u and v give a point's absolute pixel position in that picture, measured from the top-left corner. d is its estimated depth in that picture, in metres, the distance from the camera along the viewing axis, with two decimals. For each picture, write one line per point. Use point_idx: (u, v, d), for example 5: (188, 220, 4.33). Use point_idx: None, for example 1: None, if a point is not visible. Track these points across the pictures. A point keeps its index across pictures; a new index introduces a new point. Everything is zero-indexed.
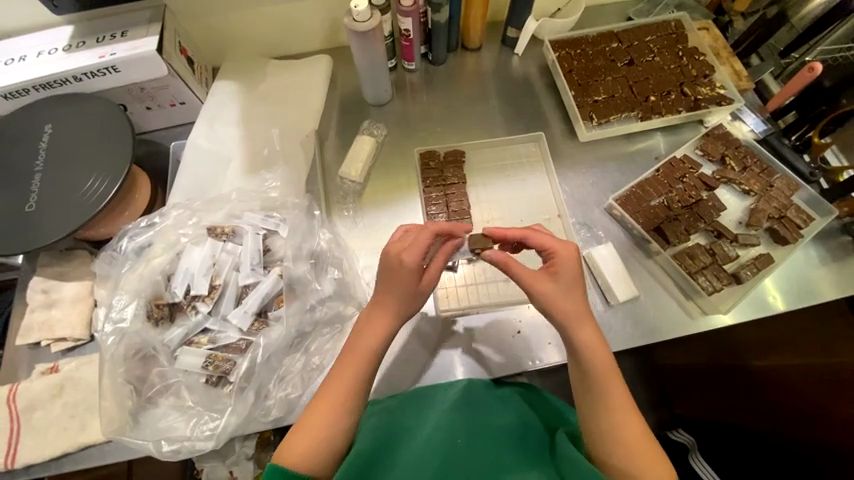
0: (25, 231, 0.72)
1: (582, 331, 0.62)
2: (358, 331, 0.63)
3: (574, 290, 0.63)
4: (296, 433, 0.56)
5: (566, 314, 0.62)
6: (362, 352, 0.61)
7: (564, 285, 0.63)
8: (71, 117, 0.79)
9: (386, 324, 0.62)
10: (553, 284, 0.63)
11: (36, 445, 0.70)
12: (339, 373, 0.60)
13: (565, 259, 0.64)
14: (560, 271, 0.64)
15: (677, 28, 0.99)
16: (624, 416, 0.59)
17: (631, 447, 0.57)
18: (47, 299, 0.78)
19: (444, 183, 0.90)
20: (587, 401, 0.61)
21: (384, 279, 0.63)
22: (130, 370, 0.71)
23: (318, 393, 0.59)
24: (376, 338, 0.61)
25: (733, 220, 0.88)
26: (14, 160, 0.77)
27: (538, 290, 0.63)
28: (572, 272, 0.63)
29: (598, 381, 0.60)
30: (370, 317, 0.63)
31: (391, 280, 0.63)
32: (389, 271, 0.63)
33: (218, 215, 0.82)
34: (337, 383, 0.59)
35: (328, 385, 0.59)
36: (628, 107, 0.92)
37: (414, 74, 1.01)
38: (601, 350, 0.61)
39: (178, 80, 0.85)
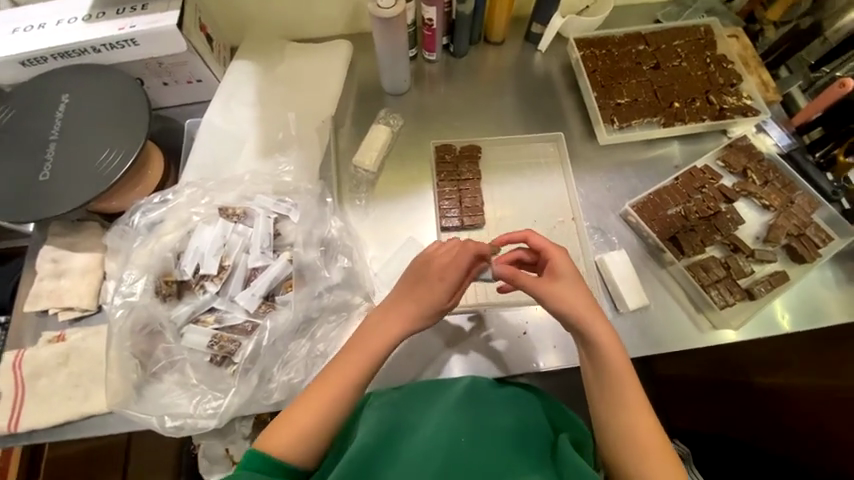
0: (37, 200, 0.72)
1: (601, 327, 0.65)
2: (366, 331, 0.66)
3: (577, 288, 0.68)
4: (287, 421, 0.60)
5: (583, 317, 0.65)
6: (365, 354, 0.64)
7: (566, 283, 0.68)
8: (87, 89, 0.78)
9: (395, 330, 0.65)
10: (559, 284, 0.68)
11: (40, 411, 0.71)
12: (337, 370, 0.63)
13: (558, 259, 0.69)
14: (558, 269, 0.69)
15: (707, 33, 0.96)
16: (636, 414, 0.62)
17: (644, 444, 0.60)
18: (56, 269, 0.78)
19: (458, 178, 0.88)
20: (600, 402, 0.64)
21: (417, 284, 0.67)
22: (136, 344, 0.71)
23: (315, 383, 0.62)
24: (383, 341, 0.64)
25: (751, 234, 0.87)
26: (30, 128, 0.76)
27: (552, 295, 0.67)
28: (569, 270, 0.69)
29: (608, 382, 0.64)
30: (380, 321, 0.66)
31: (417, 289, 0.66)
32: (418, 283, 0.67)
33: (230, 196, 0.81)
34: (336, 379, 0.62)
35: (327, 377, 0.62)
36: (651, 113, 0.90)
37: (434, 65, 0.99)
38: (618, 351, 0.64)
39: (196, 57, 0.84)
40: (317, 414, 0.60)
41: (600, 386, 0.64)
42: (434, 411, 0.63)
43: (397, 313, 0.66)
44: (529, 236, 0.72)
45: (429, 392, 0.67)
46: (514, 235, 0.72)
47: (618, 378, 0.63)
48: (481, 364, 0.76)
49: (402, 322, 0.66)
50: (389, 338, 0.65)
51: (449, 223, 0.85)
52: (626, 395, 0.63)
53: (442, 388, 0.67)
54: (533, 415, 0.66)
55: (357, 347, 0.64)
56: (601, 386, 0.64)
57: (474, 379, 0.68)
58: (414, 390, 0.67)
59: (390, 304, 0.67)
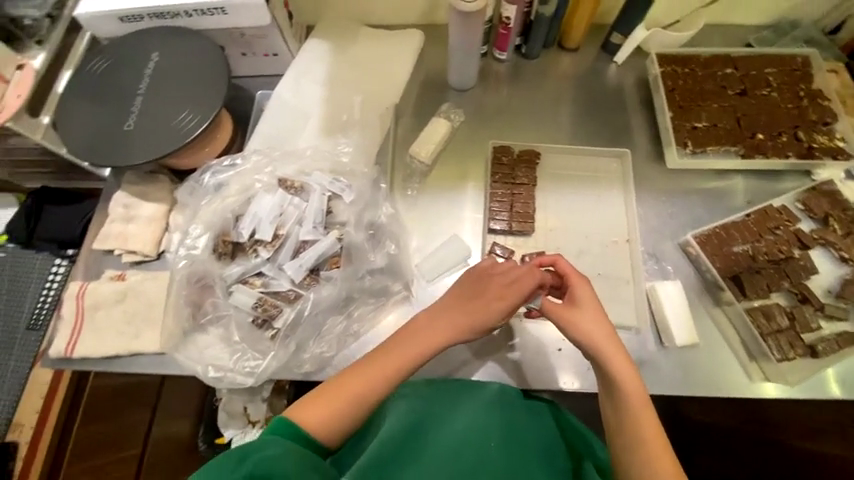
0: (120, 148, 0.77)
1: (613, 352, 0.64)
2: (415, 330, 0.67)
3: (597, 316, 0.67)
4: (314, 401, 0.61)
5: (598, 347, 0.65)
6: (409, 352, 0.65)
7: (585, 314, 0.67)
8: (176, 50, 0.83)
9: (445, 335, 0.67)
10: (577, 314, 0.67)
11: (96, 342, 0.77)
12: (375, 365, 0.64)
13: (582, 288, 0.68)
14: (578, 297, 0.68)
15: (803, 65, 0.89)
16: (649, 433, 0.60)
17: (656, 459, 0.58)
18: (126, 214, 0.84)
19: (513, 182, 0.87)
20: (624, 439, 0.61)
21: (479, 294, 0.68)
22: (189, 294, 0.75)
23: (349, 369, 0.64)
24: (432, 344, 0.66)
25: (822, 287, 0.80)
26: (122, 81, 0.82)
27: (570, 324, 0.66)
28: (592, 301, 0.68)
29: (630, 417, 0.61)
30: (430, 324, 0.68)
31: (476, 300, 0.68)
32: (477, 294, 0.68)
33: (291, 168, 0.84)
34: (366, 376, 0.63)
35: (364, 367, 0.64)
36: (730, 141, 0.85)
37: (503, 65, 0.98)
38: (634, 380, 0.63)
39: (276, 32, 0.87)
40: (344, 401, 0.61)
41: (620, 417, 0.62)
42: (463, 410, 0.64)
43: (453, 318, 0.68)
44: (558, 261, 0.70)
45: (459, 389, 0.66)
46: (544, 260, 0.71)
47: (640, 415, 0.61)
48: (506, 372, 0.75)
49: (454, 328, 0.67)
50: (439, 341, 0.67)
51: (497, 226, 0.84)
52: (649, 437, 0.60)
53: (472, 387, 0.67)
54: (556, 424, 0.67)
55: (400, 346, 0.65)
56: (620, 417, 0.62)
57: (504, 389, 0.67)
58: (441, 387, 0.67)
59: (444, 308, 0.69)
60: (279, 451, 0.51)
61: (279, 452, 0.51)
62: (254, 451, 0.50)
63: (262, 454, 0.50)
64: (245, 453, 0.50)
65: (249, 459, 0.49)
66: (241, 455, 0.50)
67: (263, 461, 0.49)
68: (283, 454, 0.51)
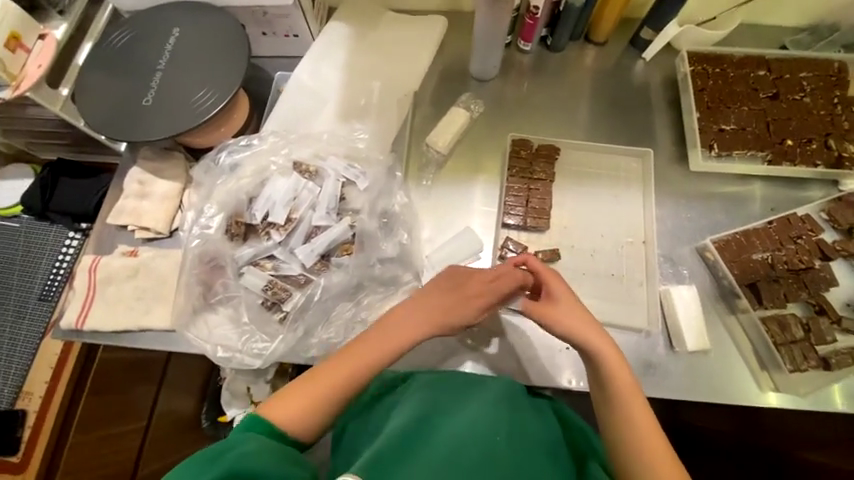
0: (138, 123, 0.77)
1: (597, 340, 0.65)
2: (388, 325, 0.68)
3: (579, 311, 0.68)
4: (291, 393, 0.63)
5: (584, 337, 0.66)
6: (381, 345, 0.66)
7: (564, 308, 0.68)
8: (197, 26, 0.82)
9: (420, 330, 0.68)
10: (558, 310, 0.68)
11: (107, 315, 0.78)
12: (349, 357, 0.65)
13: (557, 284, 0.70)
14: (555, 293, 0.70)
15: (840, 70, 0.85)
16: (643, 425, 0.62)
17: (650, 448, 0.60)
18: (140, 190, 0.84)
19: (530, 176, 0.85)
20: (620, 438, 0.62)
21: (455, 291, 0.69)
22: (199, 273, 0.75)
23: (318, 365, 0.65)
24: (408, 338, 0.67)
25: (840, 299, 0.78)
26: (142, 55, 0.81)
27: (558, 322, 0.67)
28: (568, 295, 0.69)
29: (625, 419, 0.62)
30: (407, 318, 0.68)
31: (451, 296, 0.69)
32: (452, 291, 0.69)
33: (306, 152, 0.83)
34: (340, 369, 0.64)
35: (337, 363, 0.65)
36: (757, 146, 0.82)
37: (526, 57, 0.96)
38: (621, 367, 0.64)
39: (298, 12, 0.86)
40: (328, 390, 0.63)
41: (612, 419, 0.63)
42: (470, 403, 0.63)
43: (429, 314, 0.69)
44: (529, 260, 0.71)
45: (462, 383, 0.67)
46: (517, 258, 0.72)
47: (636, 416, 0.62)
48: (512, 367, 0.76)
49: (427, 323, 0.68)
50: (413, 335, 0.67)
51: (510, 221, 0.83)
52: (647, 437, 0.61)
53: (475, 383, 0.68)
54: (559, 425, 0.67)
55: (373, 338, 0.67)
56: (614, 420, 0.63)
57: (506, 383, 0.68)
58: (447, 380, 0.67)
59: (419, 301, 0.70)
60: (254, 447, 0.53)
61: (254, 449, 0.53)
62: (227, 450, 0.51)
63: (238, 450, 0.52)
64: (218, 454, 0.51)
65: (221, 459, 0.50)
66: (213, 455, 0.51)
67: (238, 458, 0.50)
68: (258, 449, 0.53)
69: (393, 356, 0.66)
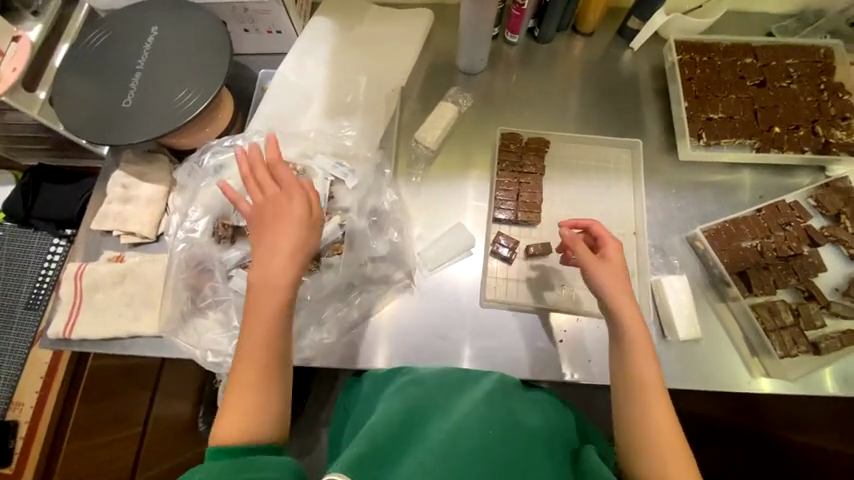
0: (118, 126, 0.75)
1: (625, 302, 0.64)
2: (260, 286, 0.60)
3: (624, 279, 0.66)
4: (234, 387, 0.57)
5: (615, 297, 0.65)
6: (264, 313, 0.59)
7: (612, 270, 0.66)
8: (176, 24, 0.80)
9: (292, 270, 0.61)
10: (611, 272, 0.66)
11: (94, 323, 0.76)
12: (248, 337, 0.59)
13: (613, 247, 0.68)
14: (607, 254, 0.68)
15: (827, 56, 0.86)
16: (652, 406, 0.59)
17: (656, 430, 0.58)
18: (124, 194, 0.83)
19: (520, 170, 0.85)
20: (632, 425, 0.59)
21: (280, 226, 0.62)
22: (187, 278, 0.74)
23: (235, 368, 0.58)
24: (284, 281, 0.60)
25: (828, 284, 0.79)
26: (120, 56, 0.79)
27: (597, 275, 0.66)
28: (621, 261, 0.68)
29: (639, 403, 0.59)
30: (264, 269, 0.60)
31: (277, 234, 0.62)
32: (288, 226, 0.62)
33: (293, 151, 0.82)
34: (250, 350, 0.58)
35: (249, 355, 0.58)
36: (745, 134, 0.82)
37: (514, 49, 0.95)
38: (644, 339, 0.63)
39: (281, 7, 0.84)
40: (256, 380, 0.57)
41: (630, 406, 0.60)
42: (466, 397, 0.63)
43: (277, 261, 0.61)
44: (594, 223, 0.70)
45: (459, 379, 0.68)
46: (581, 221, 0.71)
47: (651, 396, 0.60)
48: (507, 363, 0.76)
49: (289, 259, 0.61)
50: (286, 275, 0.60)
51: (501, 215, 0.83)
52: (657, 418, 0.58)
53: (472, 378, 0.68)
54: (557, 419, 0.67)
55: (259, 305, 0.60)
56: (630, 408, 0.60)
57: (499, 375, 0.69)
58: (443, 376, 0.68)
59: (267, 247, 0.62)
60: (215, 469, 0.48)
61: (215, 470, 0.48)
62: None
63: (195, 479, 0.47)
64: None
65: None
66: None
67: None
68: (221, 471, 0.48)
69: (279, 324, 0.59)
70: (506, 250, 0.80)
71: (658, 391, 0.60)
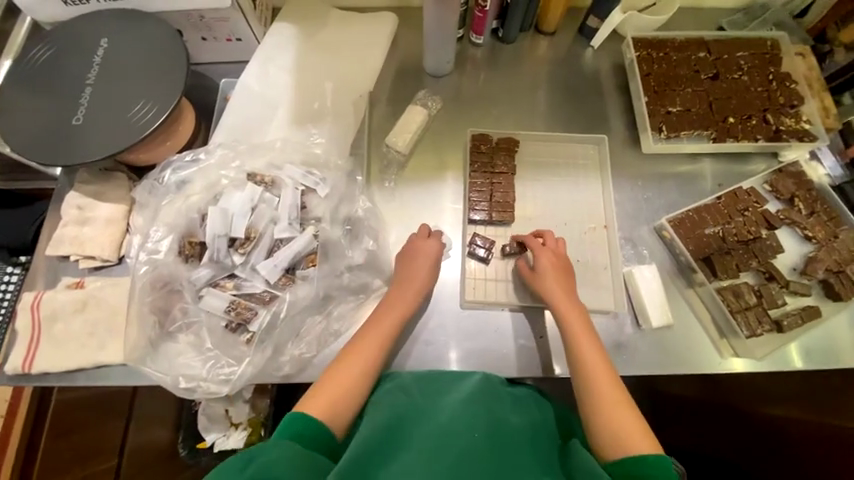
0: (69, 144, 0.71)
1: (552, 289, 0.72)
2: (376, 321, 0.70)
3: (556, 278, 0.73)
4: (328, 380, 0.64)
5: (550, 294, 0.72)
6: (379, 335, 0.68)
7: (545, 279, 0.73)
8: (128, 35, 0.76)
9: (411, 303, 0.72)
10: (540, 281, 0.74)
11: (55, 355, 0.72)
12: (357, 350, 0.67)
13: (545, 257, 0.74)
14: (539, 265, 0.74)
15: (773, 48, 0.90)
16: (607, 399, 0.62)
17: (612, 423, 0.60)
18: (80, 216, 0.78)
19: (492, 170, 0.85)
20: (592, 405, 0.63)
21: (406, 274, 0.74)
22: (154, 301, 0.71)
23: (330, 370, 0.66)
24: (402, 311, 0.71)
25: (787, 265, 0.84)
26: (67, 70, 0.75)
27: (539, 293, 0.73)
28: (553, 268, 0.74)
29: (593, 385, 0.64)
30: (389, 303, 0.72)
31: (408, 288, 0.72)
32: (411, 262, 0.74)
33: (260, 163, 0.80)
34: (352, 360, 0.66)
35: (345, 363, 0.66)
36: (703, 125, 0.86)
37: (479, 49, 0.95)
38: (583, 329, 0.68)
39: (239, 15, 0.81)
40: (350, 380, 0.64)
41: (589, 399, 0.63)
42: (446, 400, 0.64)
43: (394, 307, 0.71)
44: (545, 235, 0.79)
45: (440, 381, 0.68)
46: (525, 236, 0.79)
47: (602, 378, 0.64)
48: (490, 363, 0.76)
49: (416, 293, 0.73)
50: (408, 307, 0.72)
51: (475, 216, 0.83)
52: (611, 397, 0.62)
53: (453, 379, 0.69)
54: (539, 416, 0.67)
55: (374, 329, 0.69)
56: (589, 393, 0.64)
57: (482, 375, 0.69)
58: (424, 380, 0.68)
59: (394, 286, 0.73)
60: (286, 455, 0.52)
61: (285, 457, 0.51)
62: (257, 455, 0.51)
63: (265, 458, 0.51)
64: (250, 457, 0.51)
65: (252, 463, 0.50)
66: (245, 460, 0.51)
67: (267, 466, 0.50)
68: (289, 459, 0.51)
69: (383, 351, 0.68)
70: (482, 251, 0.80)
71: (610, 381, 0.64)
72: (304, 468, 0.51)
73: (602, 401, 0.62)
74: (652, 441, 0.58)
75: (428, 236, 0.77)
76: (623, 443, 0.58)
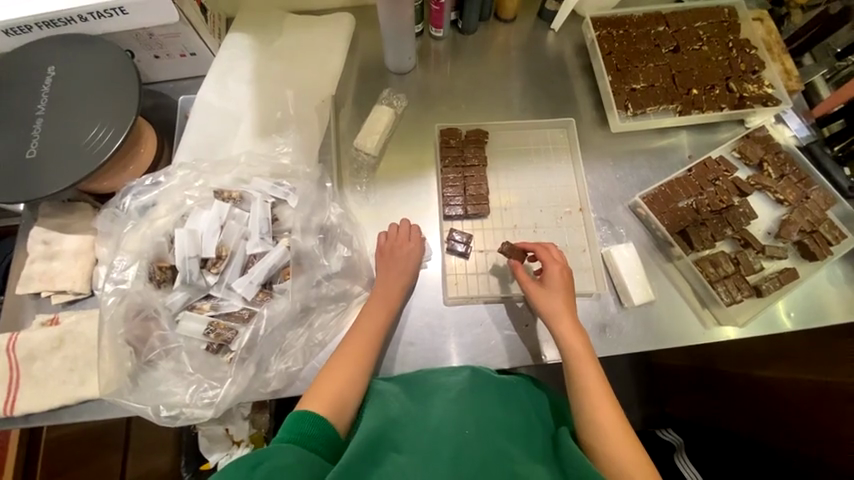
0: (25, 180, 0.68)
1: (550, 297, 0.70)
2: (359, 327, 0.69)
3: (562, 289, 0.71)
4: (325, 385, 0.63)
5: (550, 308, 0.70)
6: (364, 339, 0.68)
7: (551, 295, 0.71)
8: (75, 61, 0.73)
9: (395, 298, 0.72)
10: (544, 294, 0.71)
11: (34, 396, 0.70)
12: (347, 353, 0.66)
13: (555, 270, 0.72)
14: (549, 279, 0.72)
15: (730, 15, 0.91)
16: (599, 403, 0.63)
17: (601, 424, 0.61)
18: (48, 251, 0.76)
19: (464, 164, 0.85)
20: (584, 420, 0.63)
21: (389, 278, 0.73)
22: (130, 331, 0.70)
23: (324, 370, 0.65)
24: (390, 307, 0.71)
25: (762, 229, 0.85)
26: (15, 104, 0.72)
27: (539, 302, 0.71)
28: (561, 283, 0.71)
29: (588, 399, 0.63)
30: (372, 306, 0.71)
31: (395, 279, 0.73)
32: (389, 261, 0.74)
33: (226, 179, 0.78)
34: (345, 363, 0.65)
35: (334, 364, 0.65)
36: (668, 99, 0.86)
37: (441, 43, 0.94)
38: (576, 334, 0.68)
39: (189, 29, 0.79)
40: (348, 378, 0.64)
41: (580, 402, 0.64)
42: (439, 404, 0.63)
43: (382, 302, 0.71)
44: (547, 248, 0.75)
45: (431, 384, 0.67)
46: (530, 244, 0.77)
47: (597, 390, 0.64)
48: (477, 357, 0.76)
49: (398, 288, 0.73)
50: (393, 302, 0.72)
51: (452, 212, 0.82)
52: (603, 411, 0.62)
53: (443, 378, 0.68)
54: (531, 407, 0.67)
55: (361, 330, 0.69)
56: (581, 395, 0.64)
57: (470, 371, 0.68)
58: (414, 385, 0.67)
59: (379, 291, 0.72)
60: (295, 458, 0.53)
61: (293, 462, 0.53)
62: (268, 457, 0.52)
63: (274, 462, 0.52)
64: (260, 459, 0.52)
65: (262, 466, 0.51)
66: (255, 462, 0.52)
67: (275, 470, 0.51)
68: (297, 463, 0.53)
69: (374, 347, 0.68)
70: (460, 246, 0.79)
71: (601, 386, 0.64)
72: (310, 472, 0.53)
73: (593, 405, 0.63)
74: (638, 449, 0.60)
75: (409, 237, 0.77)
76: (609, 461, 0.59)
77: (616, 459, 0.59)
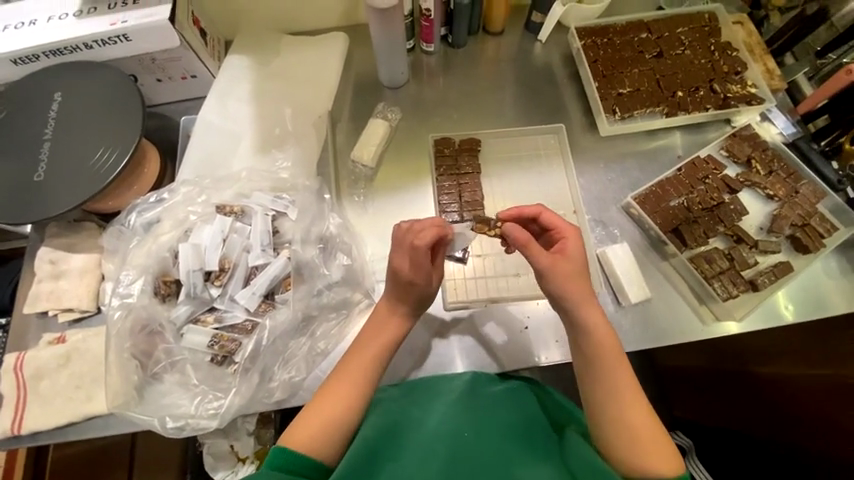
0: (33, 201, 0.70)
1: (572, 279, 0.64)
2: (369, 333, 0.69)
3: (581, 269, 0.65)
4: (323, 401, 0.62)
5: (573, 287, 0.63)
6: (365, 359, 0.66)
7: (574, 267, 0.65)
8: (81, 86, 0.76)
9: (403, 321, 0.70)
10: (566, 265, 0.64)
11: (41, 413, 0.71)
12: (346, 370, 0.65)
13: (572, 244, 0.66)
14: (569, 250, 0.66)
15: (711, 20, 0.94)
16: (623, 399, 0.60)
17: (627, 422, 0.59)
18: (54, 270, 0.78)
19: (458, 172, 0.87)
20: (600, 418, 0.60)
21: (396, 289, 0.70)
22: (136, 345, 0.72)
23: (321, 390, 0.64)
24: (399, 328, 0.69)
25: (754, 225, 0.86)
26: (24, 128, 0.75)
27: (558, 277, 0.63)
28: (581, 258, 0.66)
29: (610, 395, 0.60)
30: (381, 313, 0.70)
31: (398, 289, 0.69)
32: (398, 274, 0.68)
33: (228, 194, 0.81)
34: (349, 379, 0.64)
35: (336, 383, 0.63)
36: (654, 102, 0.88)
37: (432, 57, 0.97)
38: (600, 324, 0.63)
39: (190, 53, 0.82)
40: (348, 397, 0.63)
41: (603, 399, 0.61)
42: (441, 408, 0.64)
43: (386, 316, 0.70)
44: (543, 211, 0.69)
45: (433, 390, 0.68)
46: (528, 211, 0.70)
47: (619, 386, 0.60)
48: (479, 361, 0.77)
49: (406, 313, 0.71)
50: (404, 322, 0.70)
51: (448, 218, 0.85)
52: (625, 408, 0.60)
53: (445, 384, 0.69)
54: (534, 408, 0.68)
55: (366, 344, 0.67)
56: (605, 391, 0.61)
57: (471, 377, 0.69)
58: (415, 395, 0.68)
59: (386, 303, 0.70)
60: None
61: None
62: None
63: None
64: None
65: None
66: None
67: None
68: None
69: (385, 350, 0.67)
70: (458, 251, 0.81)
71: (623, 380, 0.61)
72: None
73: (618, 401, 0.60)
74: (663, 448, 0.57)
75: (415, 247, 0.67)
76: (627, 459, 0.57)
77: (640, 460, 0.57)
